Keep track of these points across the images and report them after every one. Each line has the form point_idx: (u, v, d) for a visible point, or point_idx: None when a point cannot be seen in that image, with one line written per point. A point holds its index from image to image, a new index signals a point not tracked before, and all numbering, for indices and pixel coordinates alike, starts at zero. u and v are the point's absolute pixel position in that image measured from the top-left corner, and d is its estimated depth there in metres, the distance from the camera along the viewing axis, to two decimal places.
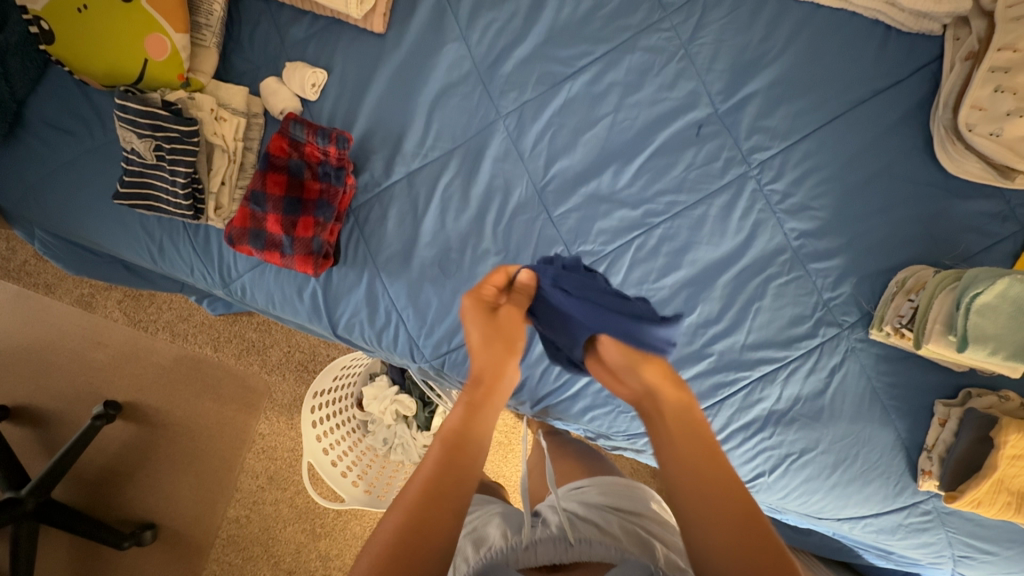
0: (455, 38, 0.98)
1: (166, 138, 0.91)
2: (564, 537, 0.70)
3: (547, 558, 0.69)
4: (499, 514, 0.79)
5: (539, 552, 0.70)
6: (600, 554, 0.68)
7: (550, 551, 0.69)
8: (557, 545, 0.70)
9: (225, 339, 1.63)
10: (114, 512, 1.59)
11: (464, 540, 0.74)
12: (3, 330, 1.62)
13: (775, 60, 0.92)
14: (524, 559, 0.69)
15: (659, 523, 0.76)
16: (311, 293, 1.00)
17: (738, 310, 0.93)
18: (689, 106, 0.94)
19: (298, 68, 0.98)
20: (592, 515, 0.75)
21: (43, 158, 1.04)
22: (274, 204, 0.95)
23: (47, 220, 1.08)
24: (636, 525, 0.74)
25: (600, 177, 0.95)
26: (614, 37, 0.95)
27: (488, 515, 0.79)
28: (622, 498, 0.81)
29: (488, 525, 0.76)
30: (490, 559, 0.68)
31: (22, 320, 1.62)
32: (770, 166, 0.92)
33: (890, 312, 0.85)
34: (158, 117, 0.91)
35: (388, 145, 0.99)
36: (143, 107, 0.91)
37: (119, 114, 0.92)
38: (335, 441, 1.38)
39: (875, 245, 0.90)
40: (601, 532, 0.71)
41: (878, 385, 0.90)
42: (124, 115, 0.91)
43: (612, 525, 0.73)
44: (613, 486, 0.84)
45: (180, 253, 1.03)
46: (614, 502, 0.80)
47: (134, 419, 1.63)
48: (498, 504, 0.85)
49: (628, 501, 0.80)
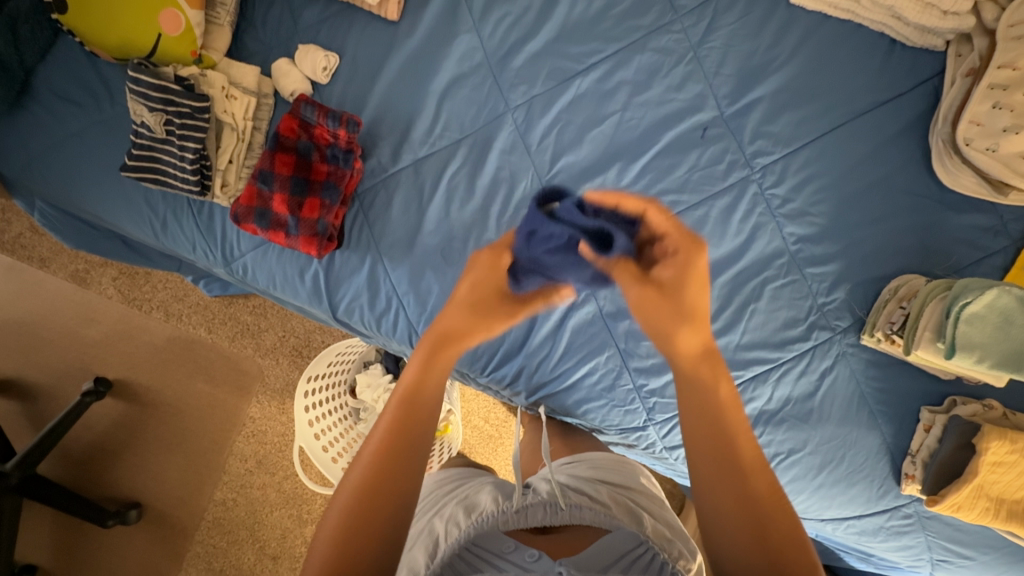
0: (468, 29, 0.99)
1: (177, 112, 0.91)
2: (555, 502, 0.73)
3: (538, 520, 0.71)
4: (491, 483, 0.81)
5: (529, 515, 0.71)
6: (589, 518, 0.71)
7: (542, 514, 0.72)
8: (549, 509, 0.72)
9: (220, 321, 1.63)
10: (101, 490, 1.59)
11: (455, 506, 0.75)
12: None
13: (781, 67, 0.93)
14: (514, 521, 0.70)
15: (647, 497, 0.80)
16: (312, 275, 1.01)
17: (734, 310, 0.94)
18: (696, 108, 0.95)
19: (310, 52, 0.98)
20: (582, 486, 0.78)
21: (48, 128, 1.04)
22: (281, 184, 0.95)
23: (50, 192, 1.08)
24: (624, 497, 0.78)
25: (604, 174, 0.97)
26: (625, 37, 0.96)
27: (480, 484, 0.81)
28: (611, 472, 0.83)
29: (481, 492, 0.78)
30: (482, 520, 0.70)
31: (14, 293, 1.61)
32: (772, 171, 0.94)
33: (881, 319, 0.87)
34: (170, 92, 0.91)
35: (396, 132, 1.00)
36: (156, 82, 0.90)
37: (131, 86, 0.91)
38: (328, 427, 1.45)
39: (870, 253, 0.92)
40: (591, 500, 0.74)
41: (867, 390, 0.92)
42: (135, 88, 0.91)
43: (602, 494, 0.76)
44: (602, 461, 0.86)
45: (182, 229, 1.03)
46: (603, 473, 0.83)
47: (124, 398, 1.62)
48: (490, 476, 0.86)
49: (617, 474, 0.84)
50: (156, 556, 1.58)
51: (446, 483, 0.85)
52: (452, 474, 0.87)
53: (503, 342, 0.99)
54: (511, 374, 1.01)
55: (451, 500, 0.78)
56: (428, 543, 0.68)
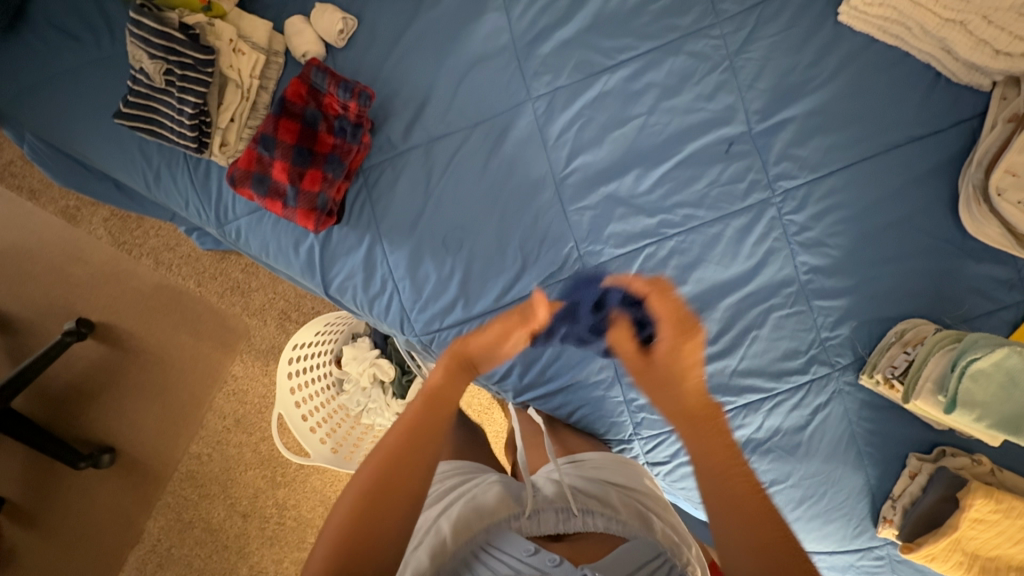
0: (497, 8, 0.94)
1: (178, 63, 0.82)
2: (567, 507, 0.73)
3: (551, 527, 0.70)
4: (498, 483, 0.79)
5: (542, 521, 0.71)
6: (603, 525, 0.71)
7: (554, 521, 0.71)
8: (561, 514, 0.72)
9: (210, 275, 1.60)
10: (73, 431, 1.58)
11: (463, 508, 0.72)
12: None
13: (819, 88, 0.89)
14: (527, 527, 0.70)
15: (653, 498, 0.80)
16: (307, 248, 0.97)
17: (735, 334, 0.91)
18: (725, 120, 0.92)
19: (327, 11, 0.91)
20: (591, 487, 0.78)
21: (43, 60, 0.99)
22: (284, 151, 0.89)
23: (40, 127, 1.03)
24: (634, 499, 0.78)
25: (621, 179, 0.93)
26: (660, 36, 0.92)
27: (487, 484, 0.78)
28: (617, 472, 0.84)
29: (487, 493, 0.75)
30: (494, 525, 0.70)
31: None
32: (794, 196, 0.91)
33: (883, 361, 0.86)
34: (172, 40, 0.81)
35: (409, 109, 0.95)
36: (159, 26, 0.80)
37: (131, 28, 0.81)
38: (310, 395, 1.44)
39: (880, 293, 0.89)
40: (601, 504, 0.74)
41: (858, 430, 0.91)
42: (136, 31, 0.81)
43: (612, 497, 0.77)
44: (607, 461, 0.86)
45: (176, 184, 0.99)
46: (608, 472, 0.83)
47: (104, 342, 1.59)
48: (494, 475, 0.84)
49: (622, 473, 0.84)
50: (124, 502, 1.58)
51: (448, 479, 0.82)
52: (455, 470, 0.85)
53: None
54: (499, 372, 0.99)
55: (458, 501, 0.75)
56: (434, 542, 0.67)
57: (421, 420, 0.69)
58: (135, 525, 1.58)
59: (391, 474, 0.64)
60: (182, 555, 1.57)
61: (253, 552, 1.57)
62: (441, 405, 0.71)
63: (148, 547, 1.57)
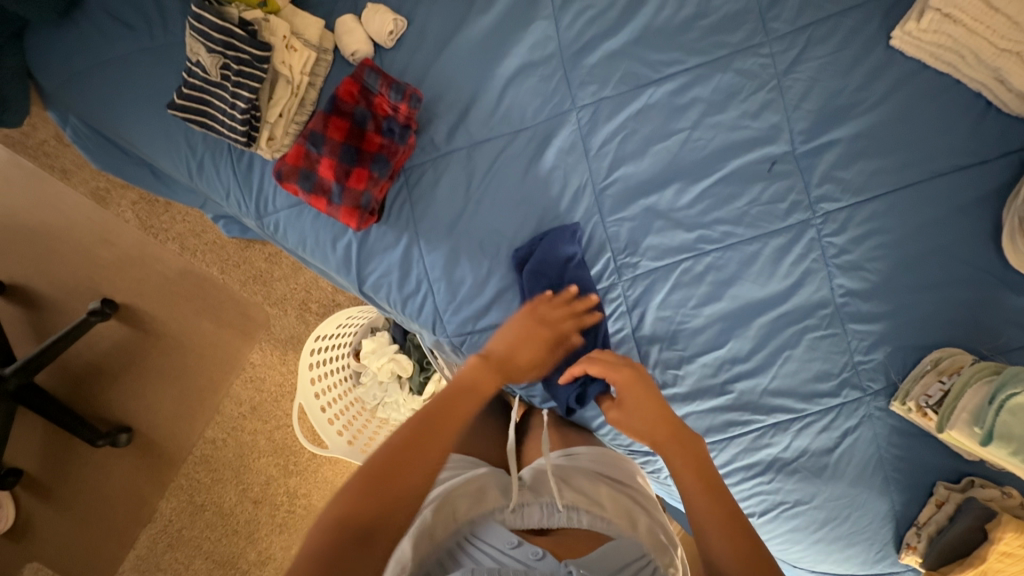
0: (546, 16, 0.94)
1: (236, 58, 0.84)
2: (553, 503, 0.74)
3: (535, 521, 0.72)
4: (487, 475, 0.79)
5: (527, 515, 0.73)
6: (586, 521, 0.72)
7: (538, 516, 0.73)
8: (547, 510, 0.73)
9: (234, 263, 1.61)
10: (94, 409, 1.61)
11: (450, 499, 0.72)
12: (9, 206, 1.58)
13: (866, 112, 0.89)
14: (511, 520, 0.72)
15: (641, 497, 0.82)
16: (345, 244, 0.98)
17: (767, 353, 0.92)
18: (769, 139, 0.92)
19: (378, 12, 0.92)
20: (581, 482, 0.80)
21: (96, 47, 1.01)
22: (331, 149, 0.90)
23: (87, 112, 1.05)
24: (621, 495, 0.80)
25: (661, 193, 0.93)
26: (708, 53, 0.92)
27: (476, 477, 0.78)
28: (609, 468, 0.86)
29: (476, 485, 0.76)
30: (478, 515, 0.71)
31: (30, 200, 1.58)
32: (835, 219, 0.91)
33: (916, 389, 0.85)
34: (232, 35, 0.83)
35: (454, 112, 0.95)
36: (219, 22, 0.82)
37: (193, 23, 0.83)
38: (329, 387, 1.45)
39: (917, 320, 0.89)
40: (587, 500, 0.76)
41: (887, 455, 0.90)
42: (198, 25, 0.83)
43: (600, 493, 0.78)
44: (600, 456, 0.88)
45: (218, 174, 1.00)
46: (599, 468, 0.85)
47: (128, 323, 1.61)
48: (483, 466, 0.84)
49: (612, 470, 0.86)
50: (140, 482, 1.60)
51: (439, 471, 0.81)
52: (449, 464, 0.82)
53: None
54: (529, 378, 0.99)
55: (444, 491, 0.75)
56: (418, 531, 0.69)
57: (443, 417, 0.69)
58: (148, 504, 1.60)
59: (427, 431, 0.67)
60: (192, 537, 1.59)
61: (262, 538, 1.59)
62: (460, 402, 0.71)
63: (159, 527, 1.59)
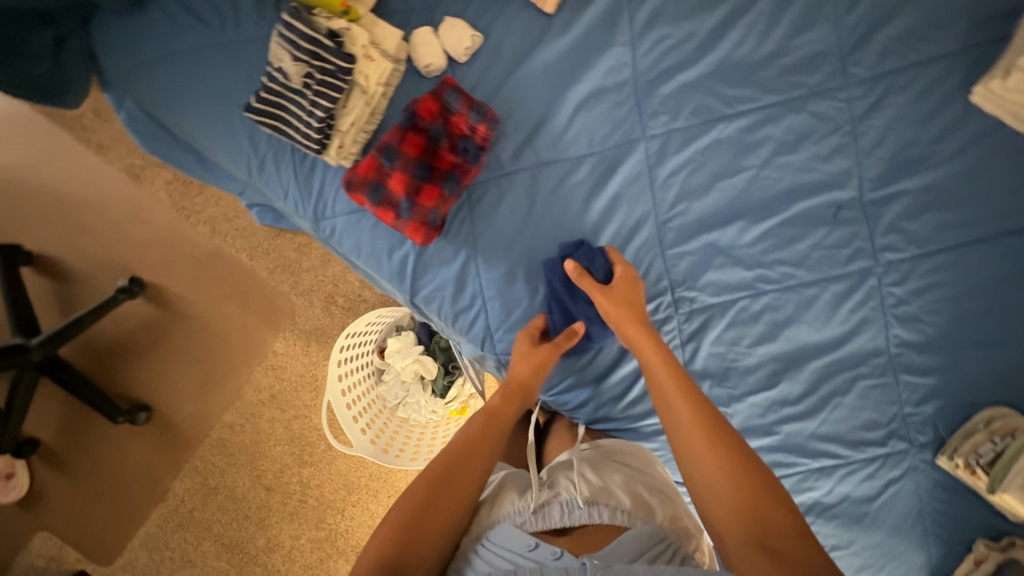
0: (624, 42, 0.94)
1: (320, 68, 0.85)
2: (572, 500, 0.76)
3: (557, 521, 0.74)
4: (505, 481, 0.81)
5: (549, 516, 0.74)
6: (607, 517, 0.74)
7: (560, 515, 0.74)
8: (568, 508, 0.75)
9: (264, 250, 1.59)
10: (114, 385, 1.61)
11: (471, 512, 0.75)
12: (44, 177, 1.57)
13: (938, 165, 0.89)
14: (533, 522, 0.73)
15: (659, 484, 0.83)
16: (401, 255, 0.98)
17: (818, 398, 0.92)
18: (837, 184, 0.91)
19: (457, 26, 0.92)
20: (598, 476, 0.81)
21: (166, 38, 1.00)
22: (404, 164, 0.91)
23: (147, 100, 1.04)
24: (639, 485, 0.81)
25: (724, 229, 0.93)
26: (784, 92, 0.91)
27: (495, 484, 0.80)
28: (626, 458, 0.87)
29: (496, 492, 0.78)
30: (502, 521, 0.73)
31: (65, 173, 1.56)
32: (897, 269, 0.90)
33: (966, 446, 0.86)
34: (320, 46, 0.84)
35: (522, 131, 0.95)
36: (309, 31, 0.83)
37: (282, 30, 0.84)
38: (352, 383, 1.43)
39: (972, 377, 0.90)
40: (605, 494, 0.77)
41: (927, 508, 0.91)
42: (287, 33, 0.84)
43: (617, 485, 0.79)
44: (616, 448, 0.89)
45: (279, 174, 1.00)
46: (618, 461, 0.86)
47: (155, 302, 1.62)
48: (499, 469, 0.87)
49: (629, 460, 0.87)
50: (156, 461, 1.61)
51: None
52: None
53: (587, 364, 0.98)
54: (576, 401, 0.98)
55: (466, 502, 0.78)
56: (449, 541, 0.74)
57: (465, 459, 0.73)
58: (162, 483, 1.60)
59: (449, 474, 0.71)
60: (201, 519, 1.58)
61: (272, 525, 1.58)
62: (479, 442, 0.75)
63: (170, 506, 1.59)
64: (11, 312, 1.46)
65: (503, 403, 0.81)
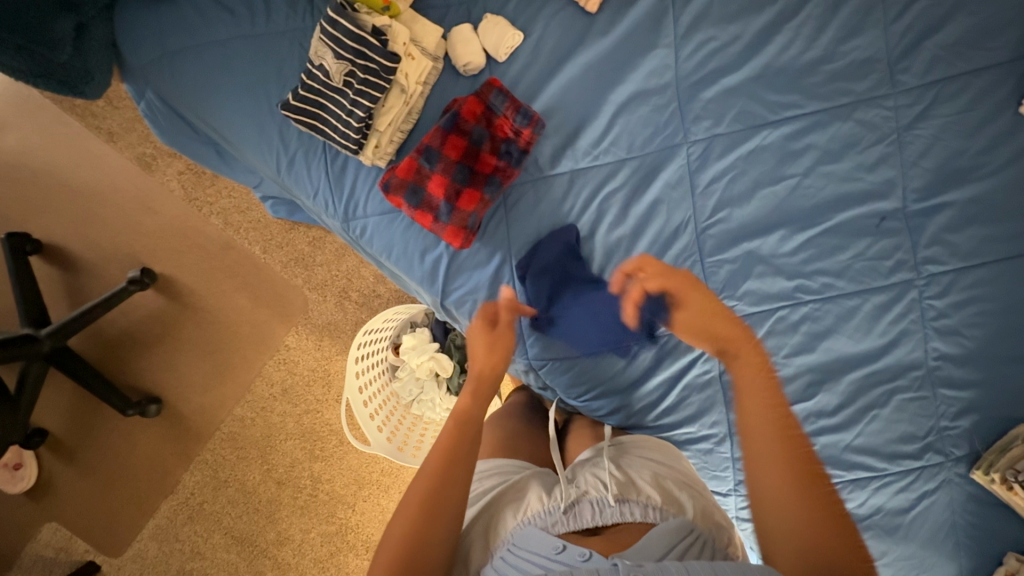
0: (667, 44, 0.91)
1: (363, 67, 0.84)
2: (601, 498, 0.74)
3: (587, 520, 0.72)
4: (533, 479, 0.79)
5: (578, 516, 0.72)
6: (637, 514, 0.72)
7: (590, 514, 0.72)
8: (598, 506, 0.73)
9: (277, 243, 1.56)
10: (124, 377, 1.58)
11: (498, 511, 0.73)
12: (51, 164, 1.52)
13: (984, 177, 0.88)
14: (562, 522, 0.71)
15: (686, 477, 0.81)
16: (434, 258, 0.96)
17: (855, 411, 0.91)
18: (881, 195, 0.90)
19: (499, 25, 0.90)
20: (625, 473, 0.79)
21: (193, 28, 0.97)
22: (445, 166, 0.90)
23: (171, 91, 1.01)
24: (667, 479, 0.79)
25: (765, 238, 0.92)
26: (829, 99, 0.90)
27: (523, 482, 0.79)
28: (653, 454, 0.85)
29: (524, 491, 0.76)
30: (531, 521, 0.72)
31: (73, 161, 1.52)
32: (938, 282, 0.89)
33: (1003, 461, 0.86)
34: (364, 45, 0.82)
35: (561, 134, 0.93)
36: (354, 30, 0.82)
37: (325, 27, 0.83)
38: (369, 381, 1.40)
39: (1010, 392, 0.89)
40: (634, 490, 0.75)
41: (960, 521, 0.91)
42: (330, 30, 0.83)
43: (645, 481, 0.77)
44: (642, 445, 0.87)
45: (309, 172, 0.97)
46: (644, 457, 0.84)
47: (164, 293, 1.57)
48: (525, 465, 0.85)
49: (656, 456, 0.85)
50: (166, 455, 1.58)
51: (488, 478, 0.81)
52: (493, 468, 0.83)
53: (620, 370, 0.96)
54: (608, 407, 0.97)
55: (495, 501, 0.76)
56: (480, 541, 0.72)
57: (452, 466, 0.66)
58: (172, 475, 1.58)
59: (439, 487, 0.64)
60: (212, 512, 1.56)
61: (282, 519, 1.56)
62: (460, 444, 0.68)
63: (181, 499, 1.57)
64: (23, 300, 1.41)
65: (470, 402, 0.73)
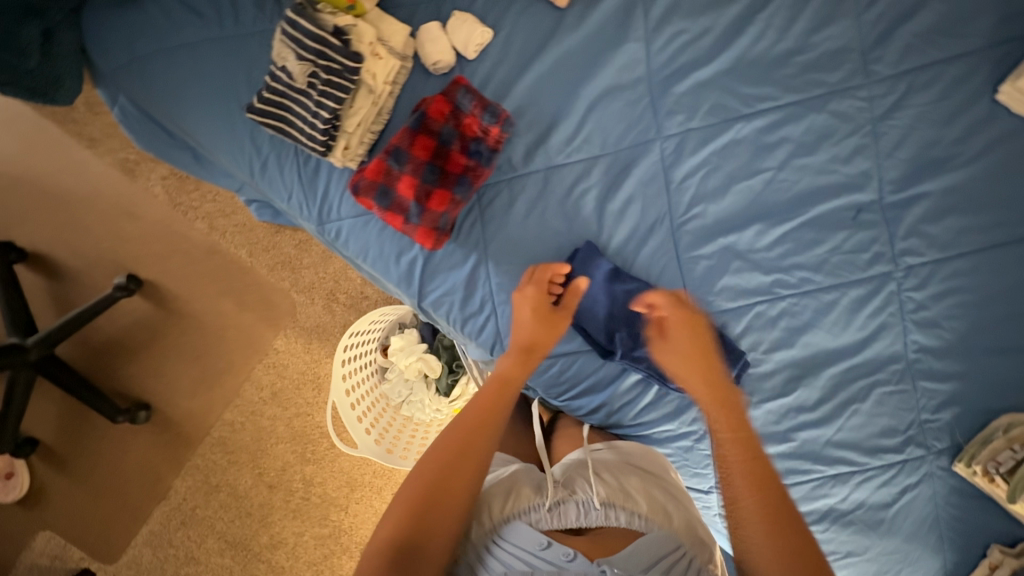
0: (638, 38, 0.90)
1: (326, 67, 0.83)
2: (589, 500, 0.73)
3: (573, 520, 0.71)
4: (523, 473, 0.78)
5: (564, 515, 0.72)
6: (624, 519, 0.71)
7: (576, 514, 0.72)
8: (584, 508, 0.72)
9: (262, 247, 1.55)
10: (110, 384, 1.57)
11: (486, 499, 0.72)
12: (31, 172, 1.51)
13: (960, 167, 0.87)
14: (548, 519, 0.71)
15: (675, 487, 0.81)
16: (410, 259, 0.95)
17: (835, 405, 0.90)
18: (857, 186, 0.89)
19: (466, 22, 0.89)
20: (615, 477, 0.78)
21: (161, 32, 0.96)
22: (414, 167, 0.89)
23: (141, 95, 0.99)
24: (656, 487, 0.78)
25: (742, 232, 0.91)
26: (803, 90, 0.89)
27: (513, 474, 0.78)
28: (643, 461, 0.84)
29: (513, 483, 0.76)
30: (517, 514, 0.71)
31: (53, 168, 1.50)
32: (917, 273, 0.89)
33: (985, 453, 0.85)
34: (326, 45, 0.82)
35: (534, 131, 0.92)
36: (315, 31, 0.81)
37: (286, 28, 0.82)
38: (356, 383, 1.39)
39: (990, 383, 0.88)
40: (622, 494, 0.74)
41: (943, 514, 0.90)
42: (291, 31, 0.82)
43: (635, 487, 0.77)
44: (634, 451, 0.87)
45: (282, 175, 0.96)
46: (636, 462, 0.83)
47: (149, 299, 1.56)
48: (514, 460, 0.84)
49: (646, 463, 0.84)
50: (155, 462, 1.57)
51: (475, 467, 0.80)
52: None
53: (599, 369, 0.95)
54: (588, 407, 0.96)
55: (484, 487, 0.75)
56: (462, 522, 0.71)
57: (482, 426, 0.67)
58: (163, 481, 1.56)
59: (467, 442, 0.65)
60: (205, 516, 1.56)
61: (275, 523, 1.55)
62: (493, 405, 0.69)
63: (173, 504, 1.56)
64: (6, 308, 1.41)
65: (510, 367, 0.73)
